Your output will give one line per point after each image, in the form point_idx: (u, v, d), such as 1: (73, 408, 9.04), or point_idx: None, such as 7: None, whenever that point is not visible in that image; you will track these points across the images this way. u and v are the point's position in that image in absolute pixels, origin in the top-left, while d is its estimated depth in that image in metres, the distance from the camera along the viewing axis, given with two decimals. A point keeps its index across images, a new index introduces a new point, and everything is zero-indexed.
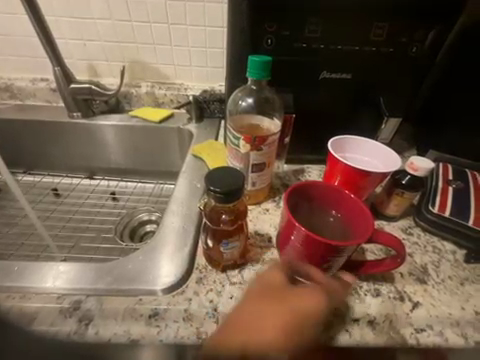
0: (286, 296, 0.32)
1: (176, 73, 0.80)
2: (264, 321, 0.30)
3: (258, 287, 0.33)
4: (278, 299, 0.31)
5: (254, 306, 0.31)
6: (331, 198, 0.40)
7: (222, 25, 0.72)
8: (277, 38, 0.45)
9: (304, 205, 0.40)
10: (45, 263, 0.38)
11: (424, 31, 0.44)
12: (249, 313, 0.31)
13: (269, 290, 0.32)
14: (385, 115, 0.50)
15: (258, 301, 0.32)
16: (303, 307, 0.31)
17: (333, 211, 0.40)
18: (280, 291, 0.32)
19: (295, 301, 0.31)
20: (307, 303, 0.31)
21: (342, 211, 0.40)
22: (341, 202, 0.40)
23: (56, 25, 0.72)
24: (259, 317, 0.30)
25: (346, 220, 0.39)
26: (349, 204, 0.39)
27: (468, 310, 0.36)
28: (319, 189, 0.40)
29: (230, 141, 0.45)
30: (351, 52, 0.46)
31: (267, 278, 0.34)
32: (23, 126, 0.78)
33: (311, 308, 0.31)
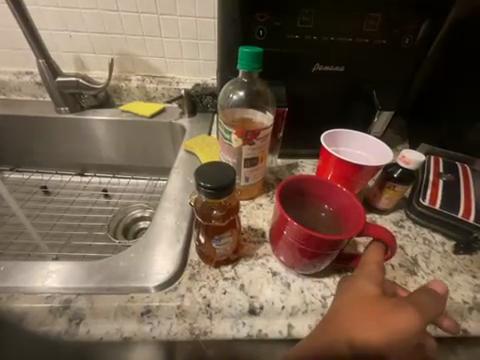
0: (383, 308, 0.29)
1: (167, 66, 0.78)
2: (348, 313, 0.30)
3: (347, 299, 0.32)
4: (371, 313, 0.29)
5: (351, 318, 0.30)
6: (324, 192, 0.40)
7: (214, 16, 0.70)
8: (269, 29, 0.44)
9: (297, 201, 0.40)
10: (33, 263, 0.37)
11: (417, 22, 0.44)
12: (344, 324, 0.30)
13: (366, 301, 0.31)
14: (378, 109, 0.50)
15: (351, 313, 0.30)
16: (400, 322, 0.28)
17: (325, 205, 0.41)
18: (379, 303, 0.30)
19: (390, 315, 0.29)
20: (405, 317, 0.29)
21: (334, 205, 0.40)
22: (333, 196, 0.40)
23: (39, 15, 0.69)
24: (357, 328, 0.29)
25: (338, 213, 0.39)
26: (341, 198, 0.39)
27: (456, 299, 0.37)
28: (311, 184, 0.40)
29: (222, 136, 0.44)
30: (344, 44, 0.45)
31: (360, 287, 0.32)
32: (8, 121, 0.75)
33: (408, 323, 0.28)
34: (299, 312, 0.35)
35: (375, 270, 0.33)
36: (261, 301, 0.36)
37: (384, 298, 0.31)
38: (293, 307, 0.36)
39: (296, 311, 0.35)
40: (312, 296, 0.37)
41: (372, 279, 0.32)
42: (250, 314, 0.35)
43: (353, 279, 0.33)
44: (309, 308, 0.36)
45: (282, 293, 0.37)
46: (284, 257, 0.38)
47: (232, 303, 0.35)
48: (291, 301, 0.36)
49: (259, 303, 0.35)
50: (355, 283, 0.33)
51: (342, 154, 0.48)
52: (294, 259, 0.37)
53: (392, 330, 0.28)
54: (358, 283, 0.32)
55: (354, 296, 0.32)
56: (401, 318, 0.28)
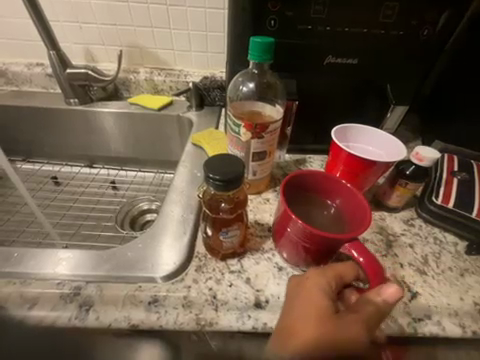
0: (333, 323, 0.29)
1: (175, 58, 0.77)
2: (296, 316, 0.30)
3: (297, 310, 0.31)
4: (318, 326, 0.29)
5: (299, 333, 0.29)
6: (335, 190, 0.39)
7: (223, 6, 0.68)
8: (280, 19, 0.43)
9: (300, 197, 0.40)
10: (45, 250, 0.38)
11: (437, 11, 0.41)
12: (291, 325, 0.30)
13: (315, 313, 0.30)
14: (392, 103, 0.50)
15: (299, 327, 0.29)
16: (348, 336, 0.28)
17: (330, 202, 0.40)
18: (329, 318, 0.29)
19: (338, 330, 0.28)
20: (348, 334, 0.28)
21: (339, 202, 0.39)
22: (338, 192, 0.39)
23: (50, 6, 0.69)
24: (299, 332, 0.29)
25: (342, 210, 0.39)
26: (346, 195, 0.38)
27: (467, 301, 0.36)
28: (325, 182, 0.39)
29: (231, 129, 0.44)
30: (358, 35, 0.44)
31: (315, 293, 0.31)
32: (19, 112, 0.76)
33: (356, 336, 0.28)
34: None
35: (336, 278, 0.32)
36: (266, 295, 0.36)
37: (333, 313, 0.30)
38: None
39: None
40: None
41: (323, 288, 0.31)
42: (255, 308, 0.35)
43: (305, 285, 0.32)
44: None
45: None
46: (287, 253, 0.38)
47: (238, 296, 0.35)
48: None
49: (264, 297, 0.35)
50: (306, 290, 0.32)
51: (353, 150, 0.47)
52: (297, 256, 0.37)
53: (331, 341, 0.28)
54: (310, 292, 0.31)
55: (304, 307, 0.30)
56: (349, 331, 0.28)
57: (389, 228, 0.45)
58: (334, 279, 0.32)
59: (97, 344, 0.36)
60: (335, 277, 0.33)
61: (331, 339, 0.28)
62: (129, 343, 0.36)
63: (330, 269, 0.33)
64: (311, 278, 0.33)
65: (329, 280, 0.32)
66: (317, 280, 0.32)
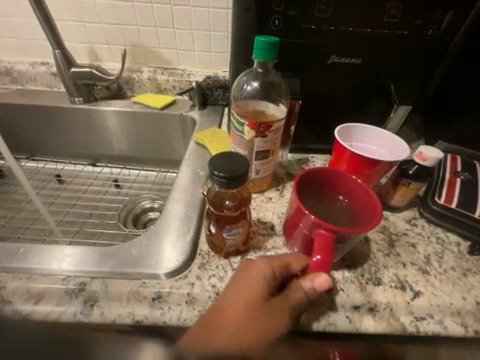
0: (267, 309, 0.32)
1: (179, 58, 0.78)
2: (232, 301, 0.32)
3: (235, 295, 0.32)
4: (254, 311, 0.31)
5: (234, 315, 0.31)
6: (346, 186, 0.39)
7: (227, 6, 0.68)
8: (284, 19, 0.43)
9: (311, 192, 0.40)
10: (50, 246, 0.38)
11: (441, 11, 0.42)
12: (226, 307, 0.32)
13: (254, 299, 0.32)
14: (395, 103, 0.49)
15: (236, 310, 0.31)
16: (275, 321, 0.31)
17: (340, 197, 0.40)
18: (264, 305, 0.32)
19: (269, 315, 0.31)
20: (277, 317, 0.32)
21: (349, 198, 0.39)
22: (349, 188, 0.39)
23: (55, 5, 0.70)
24: (232, 314, 0.31)
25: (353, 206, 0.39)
26: (357, 190, 0.38)
27: (470, 300, 0.36)
28: (340, 177, 0.39)
29: (234, 128, 0.44)
30: (362, 34, 0.44)
31: (255, 281, 0.32)
32: (24, 111, 0.77)
33: (282, 321, 0.32)
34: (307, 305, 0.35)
35: (278, 266, 0.34)
36: None
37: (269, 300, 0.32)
38: None
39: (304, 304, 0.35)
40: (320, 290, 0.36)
41: (268, 277, 0.33)
42: None
43: (251, 272, 0.33)
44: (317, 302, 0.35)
45: None
46: (298, 248, 0.38)
47: None
48: None
49: None
50: (251, 278, 0.33)
51: (356, 149, 0.47)
52: (309, 250, 0.37)
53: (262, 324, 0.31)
54: (254, 280, 0.33)
55: (245, 293, 0.32)
56: (277, 317, 0.32)
57: (391, 227, 0.45)
58: (280, 268, 0.34)
59: (101, 339, 0.37)
60: (281, 267, 0.34)
61: (258, 322, 0.31)
62: (132, 338, 0.36)
63: (279, 259, 0.34)
64: (257, 266, 0.33)
65: (275, 269, 0.33)
66: (263, 269, 0.33)
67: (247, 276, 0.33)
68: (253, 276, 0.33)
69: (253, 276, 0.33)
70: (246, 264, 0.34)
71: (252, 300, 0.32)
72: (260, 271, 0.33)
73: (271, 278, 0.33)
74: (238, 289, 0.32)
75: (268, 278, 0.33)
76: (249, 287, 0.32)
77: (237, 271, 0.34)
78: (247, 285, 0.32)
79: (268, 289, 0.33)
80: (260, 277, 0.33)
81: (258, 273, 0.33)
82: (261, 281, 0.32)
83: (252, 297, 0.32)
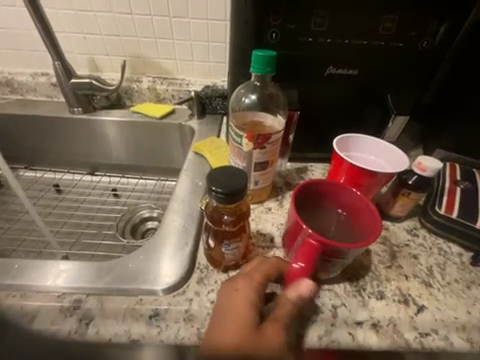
0: (258, 331, 0.30)
1: (178, 68, 0.78)
2: (224, 334, 0.30)
3: (226, 324, 0.30)
4: (244, 336, 0.29)
5: (226, 347, 0.29)
6: (346, 199, 0.39)
7: (225, 18, 0.69)
8: (282, 32, 0.43)
9: (311, 205, 0.40)
10: (46, 262, 0.37)
11: (436, 24, 0.42)
12: (221, 342, 0.29)
13: (242, 323, 0.30)
14: (393, 114, 0.48)
15: (227, 341, 0.29)
16: (270, 342, 0.30)
17: (340, 210, 0.40)
18: (253, 328, 0.30)
19: (262, 337, 0.30)
20: (274, 337, 0.30)
21: (349, 210, 0.39)
22: (348, 200, 0.39)
23: (56, 18, 0.71)
24: (229, 349, 0.29)
25: (352, 219, 0.39)
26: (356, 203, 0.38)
27: (475, 314, 0.35)
28: (339, 190, 0.39)
29: (233, 139, 0.44)
30: (359, 47, 0.44)
31: (240, 303, 0.31)
32: (23, 121, 0.77)
33: (277, 339, 0.30)
34: (309, 322, 0.34)
35: (258, 280, 0.34)
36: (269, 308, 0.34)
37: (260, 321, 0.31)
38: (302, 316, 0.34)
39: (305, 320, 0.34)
40: (322, 305, 0.35)
41: (251, 296, 0.32)
42: None
43: (234, 294, 0.32)
44: (318, 318, 0.34)
45: None
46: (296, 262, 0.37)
47: None
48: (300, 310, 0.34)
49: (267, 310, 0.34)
50: (235, 301, 0.32)
51: (355, 160, 0.47)
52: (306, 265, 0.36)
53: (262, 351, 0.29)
54: (238, 302, 0.32)
55: (232, 319, 0.30)
56: (273, 337, 0.30)
57: (392, 237, 0.44)
58: (261, 283, 0.34)
59: None
60: (262, 281, 0.34)
61: (257, 350, 0.29)
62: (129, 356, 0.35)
63: (259, 274, 0.34)
64: (240, 286, 0.33)
65: (256, 287, 0.33)
66: (245, 288, 0.32)
67: (230, 299, 0.32)
68: (237, 299, 0.32)
69: (237, 299, 0.32)
70: (228, 286, 0.33)
71: (244, 327, 0.30)
72: (243, 292, 0.32)
73: (255, 295, 0.33)
74: (225, 317, 0.31)
75: (252, 298, 0.32)
76: (237, 312, 0.31)
77: (219, 296, 0.33)
78: (233, 309, 0.31)
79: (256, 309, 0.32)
80: (243, 298, 0.32)
81: (240, 295, 0.32)
82: (246, 301, 0.32)
83: (242, 323, 0.30)
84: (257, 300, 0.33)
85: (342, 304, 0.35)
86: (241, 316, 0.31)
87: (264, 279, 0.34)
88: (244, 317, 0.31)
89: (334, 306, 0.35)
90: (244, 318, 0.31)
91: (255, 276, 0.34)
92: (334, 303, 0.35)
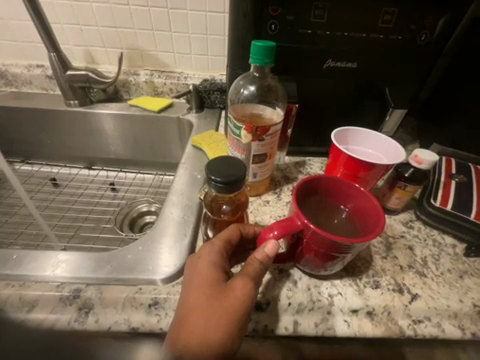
0: (222, 292, 0.29)
1: (176, 61, 0.78)
2: (190, 302, 0.28)
3: (191, 292, 0.29)
4: (209, 300, 0.28)
5: (194, 312, 0.28)
6: (349, 195, 0.37)
7: (224, 10, 0.68)
8: (281, 23, 0.43)
9: (313, 200, 0.38)
10: (44, 252, 0.37)
11: (434, 17, 0.42)
12: (189, 311, 0.28)
13: (206, 287, 0.29)
14: (390, 106, 0.49)
15: (194, 308, 0.28)
16: (236, 298, 0.28)
17: (343, 206, 0.38)
18: (218, 289, 0.29)
19: (227, 296, 0.28)
20: (241, 293, 0.28)
21: (352, 206, 0.37)
22: (352, 196, 0.37)
23: (51, 8, 0.70)
24: (197, 315, 0.28)
25: (355, 216, 0.37)
26: (360, 200, 0.36)
27: (467, 302, 0.36)
28: (343, 185, 0.37)
29: (231, 131, 0.44)
30: (357, 39, 0.44)
31: (202, 269, 0.30)
32: (18, 114, 0.76)
33: (244, 293, 0.29)
34: (305, 310, 0.34)
35: (220, 246, 0.32)
36: (267, 297, 0.34)
37: (225, 281, 0.30)
38: (299, 304, 0.34)
39: (302, 308, 0.34)
40: (319, 294, 0.35)
41: (214, 261, 0.31)
42: (256, 310, 0.34)
43: (196, 263, 0.31)
44: (315, 306, 0.34)
45: (288, 290, 0.35)
46: (295, 258, 0.36)
47: None
48: (298, 298, 0.35)
49: (265, 299, 0.34)
50: (197, 269, 0.30)
51: (352, 153, 0.47)
52: (305, 261, 0.35)
53: (231, 308, 0.28)
54: (201, 269, 0.30)
55: (195, 287, 0.29)
56: (240, 293, 0.28)
57: (388, 229, 0.45)
58: (223, 247, 0.32)
59: (97, 345, 0.36)
60: (224, 244, 0.32)
61: (225, 308, 0.28)
62: (129, 342, 0.36)
63: (220, 238, 0.33)
64: (202, 254, 0.31)
65: (218, 252, 0.32)
66: (207, 254, 0.31)
67: (193, 266, 0.31)
68: (199, 265, 0.30)
69: (199, 265, 0.30)
70: (192, 258, 0.32)
71: (208, 291, 0.29)
72: (204, 257, 0.31)
73: (219, 258, 0.31)
74: (190, 285, 0.29)
75: (215, 262, 0.31)
76: (200, 278, 0.29)
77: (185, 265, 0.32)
78: (196, 275, 0.30)
79: (220, 271, 0.30)
80: (205, 263, 0.30)
81: (202, 260, 0.31)
82: (208, 267, 0.30)
83: (207, 288, 0.29)
84: (222, 264, 0.31)
85: (338, 293, 0.35)
86: (204, 281, 0.29)
87: (225, 242, 0.33)
88: (207, 281, 0.29)
89: (331, 295, 0.35)
90: (207, 282, 0.29)
91: (217, 239, 0.33)
92: (330, 291, 0.36)
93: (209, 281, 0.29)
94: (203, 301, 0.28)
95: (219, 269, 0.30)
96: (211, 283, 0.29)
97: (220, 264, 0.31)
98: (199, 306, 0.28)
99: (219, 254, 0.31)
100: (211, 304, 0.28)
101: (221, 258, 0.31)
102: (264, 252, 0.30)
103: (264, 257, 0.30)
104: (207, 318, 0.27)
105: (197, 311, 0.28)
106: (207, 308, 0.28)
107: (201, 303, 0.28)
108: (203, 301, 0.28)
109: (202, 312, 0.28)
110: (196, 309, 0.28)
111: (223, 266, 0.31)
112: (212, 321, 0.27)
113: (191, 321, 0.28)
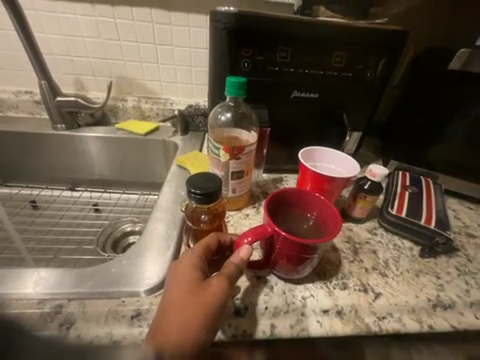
0: (200, 290, 0.31)
1: (162, 88, 0.85)
2: (170, 301, 0.31)
3: (171, 293, 0.31)
4: (188, 298, 0.30)
5: (172, 311, 0.30)
6: (312, 204, 0.42)
7: (206, 47, 0.78)
8: (252, 62, 0.51)
9: (283, 210, 0.43)
10: (25, 270, 0.38)
11: (375, 59, 0.53)
12: (168, 309, 0.30)
13: (187, 285, 0.31)
14: (348, 130, 0.58)
15: (173, 306, 0.30)
16: (212, 295, 0.31)
17: (309, 214, 0.43)
18: (196, 288, 0.31)
19: (204, 294, 0.31)
20: (217, 290, 0.31)
21: (316, 213, 0.42)
22: (315, 205, 0.42)
23: (44, 41, 0.75)
24: (175, 313, 0.30)
25: (319, 222, 0.41)
26: (322, 207, 0.41)
27: (422, 298, 0.41)
28: (307, 196, 0.42)
29: (211, 151, 0.49)
30: (316, 75, 0.53)
31: (183, 270, 0.33)
32: (2, 137, 0.77)
33: (219, 291, 0.31)
34: (281, 313, 0.37)
35: (201, 251, 0.35)
36: (246, 302, 0.37)
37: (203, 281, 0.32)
38: (275, 308, 0.37)
39: (278, 312, 0.37)
40: (293, 297, 0.38)
41: (194, 262, 0.33)
42: (236, 315, 0.36)
43: (178, 266, 0.33)
44: (290, 309, 0.37)
45: (265, 294, 0.38)
46: (271, 265, 0.40)
47: None
48: (274, 302, 0.38)
49: (243, 304, 0.37)
50: (179, 271, 0.33)
51: (319, 169, 0.54)
52: (279, 266, 0.39)
53: (207, 305, 0.30)
54: (182, 270, 0.33)
55: (176, 286, 0.31)
56: (216, 291, 0.31)
57: (355, 236, 0.50)
58: (204, 252, 0.35)
59: None
60: (204, 249, 0.35)
61: (202, 305, 0.30)
62: None
63: (200, 244, 0.36)
64: (184, 257, 0.34)
65: (199, 255, 0.34)
66: (188, 258, 0.34)
67: (175, 268, 0.33)
68: (181, 267, 0.33)
69: (180, 267, 0.33)
70: (174, 263, 0.34)
71: (187, 290, 0.31)
72: (186, 259, 0.34)
73: (199, 261, 0.34)
74: (171, 285, 0.32)
75: (195, 263, 0.33)
76: (181, 279, 0.32)
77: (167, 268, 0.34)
78: (177, 276, 0.32)
79: (199, 271, 0.33)
80: (186, 265, 0.33)
81: (184, 262, 0.34)
82: (189, 268, 0.33)
83: (186, 287, 0.31)
84: (202, 266, 0.34)
85: (311, 295, 0.39)
86: (184, 281, 0.32)
87: (206, 247, 0.36)
88: (186, 281, 0.32)
89: (304, 297, 0.39)
90: (186, 282, 0.32)
91: (198, 244, 0.36)
92: (304, 294, 0.39)
93: (189, 280, 0.32)
94: (181, 300, 0.30)
95: (198, 270, 0.33)
96: (190, 283, 0.31)
97: (200, 265, 0.34)
98: (178, 305, 0.30)
99: (200, 258, 0.34)
100: (188, 302, 0.30)
101: (201, 260, 0.34)
102: (240, 257, 0.33)
103: (240, 261, 0.34)
104: (184, 315, 0.29)
105: (175, 310, 0.30)
106: (184, 306, 0.30)
107: (180, 302, 0.30)
108: (182, 300, 0.30)
109: (180, 310, 0.30)
110: (175, 307, 0.30)
111: (203, 267, 0.34)
112: (189, 319, 0.29)
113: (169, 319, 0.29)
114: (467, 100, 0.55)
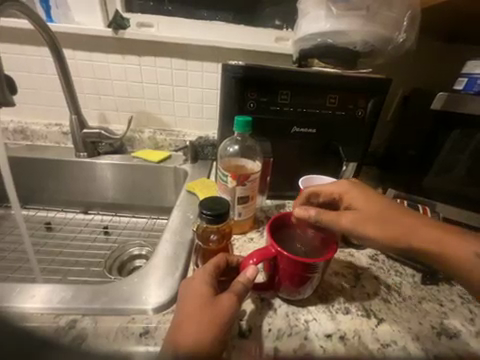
0: (210, 305, 0.33)
1: (176, 122, 0.95)
2: (183, 315, 0.33)
3: (184, 307, 0.34)
4: (199, 313, 0.33)
5: (185, 324, 0.32)
6: (310, 228, 0.46)
7: (216, 88, 0.90)
8: (257, 103, 0.60)
9: (284, 233, 0.46)
10: (42, 286, 0.41)
11: (364, 100, 0.60)
12: (181, 323, 0.33)
13: (199, 301, 0.34)
14: (344, 160, 0.65)
15: (186, 320, 0.33)
16: (221, 310, 0.33)
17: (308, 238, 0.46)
18: (208, 303, 0.34)
19: (214, 309, 0.33)
20: (226, 306, 0.34)
21: (315, 237, 0.46)
22: (314, 229, 0.46)
23: (78, 83, 0.88)
24: (187, 326, 0.32)
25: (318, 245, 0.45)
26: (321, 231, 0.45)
27: (425, 325, 0.41)
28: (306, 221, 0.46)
29: (220, 178, 0.55)
30: (313, 113, 0.61)
31: (196, 286, 0.36)
32: (28, 163, 0.85)
33: (228, 307, 0.34)
34: (285, 335, 0.38)
35: (211, 269, 0.38)
36: (249, 323, 0.38)
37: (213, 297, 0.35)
38: (279, 330, 0.38)
39: (282, 334, 0.38)
40: (296, 319, 0.40)
41: (206, 279, 0.36)
42: (240, 337, 0.37)
43: (190, 283, 0.36)
44: (293, 331, 0.38)
45: (269, 316, 0.40)
46: (275, 286, 0.42)
47: None
48: (277, 324, 0.39)
49: (247, 326, 0.38)
50: (192, 286, 0.36)
51: None
52: (281, 288, 0.41)
53: (217, 320, 0.32)
54: (195, 285, 0.36)
55: (189, 301, 0.34)
56: (225, 307, 0.33)
57: (356, 261, 0.52)
58: (214, 270, 0.38)
59: None
60: (214, 267, 0.38)
61: (212, 320, 0.32)
62: None
63: (210, 263, 0.39)
64: (197, 274, 0.37)
65: (210, 273, 0.37)
66: (201, 275, 0.37)
67: (189, 284, 0.36)
68: (193, 283, 0.36)
69: (193, 283, 0.36)
70: (187, 280, 0.37)
71: (199, 304, 0.34)
72: (198, 276, 0.37)
73: (209, 278, 0.37)
74: (185, 300, 0.35)
75: (207, 280, 0.36)
76: (193, 294, 0.35)
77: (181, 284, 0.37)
78: (190, 292, 0.35)
79: (210, 287, 0.36)
80: (199, 281, 0.36)
81: (197, 278, 0.37)
82: (201, 284, 0.36)
83: (198, 302, 0.34)
84: (212, 283, 0.37)
85: (313, 318, 0.40)
86: (196, 297, 0.34)
87: (216, 266, 0.39)
88: (198, 297, 0.34)
89: (307, 320, 0.40)
90: (198, 297, 0.34)
91: (209, 263, 0.39)
92: (306, 317, 0.40)
93: (200, 295, 0.34)
94: (193, 314, 0.33)
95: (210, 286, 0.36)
96: (201, 298, 0.34)
97: (211, 281, 0.37)
98: (190, 319, 0.33)
99: (211, 275, 0.37)
100: (200, 316, 0.33)
101: (211, 277, 0.37)
102: (246, 275, 0.36)
103: (246, 279, 0.36)
104: (195, 329, 0.32)
105: (188, 323, 0.32)
106: (196, 321, 0.32)
107: (192, 316, 0.33)
108: (194, 315, 0.33)
109: (192, 324, 0.32)
110: (187, 321, 0.32)
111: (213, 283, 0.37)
112: (200, 333, 0.31)
113: (182, 333, 0.32)
114: (447, 142, 0.61)
